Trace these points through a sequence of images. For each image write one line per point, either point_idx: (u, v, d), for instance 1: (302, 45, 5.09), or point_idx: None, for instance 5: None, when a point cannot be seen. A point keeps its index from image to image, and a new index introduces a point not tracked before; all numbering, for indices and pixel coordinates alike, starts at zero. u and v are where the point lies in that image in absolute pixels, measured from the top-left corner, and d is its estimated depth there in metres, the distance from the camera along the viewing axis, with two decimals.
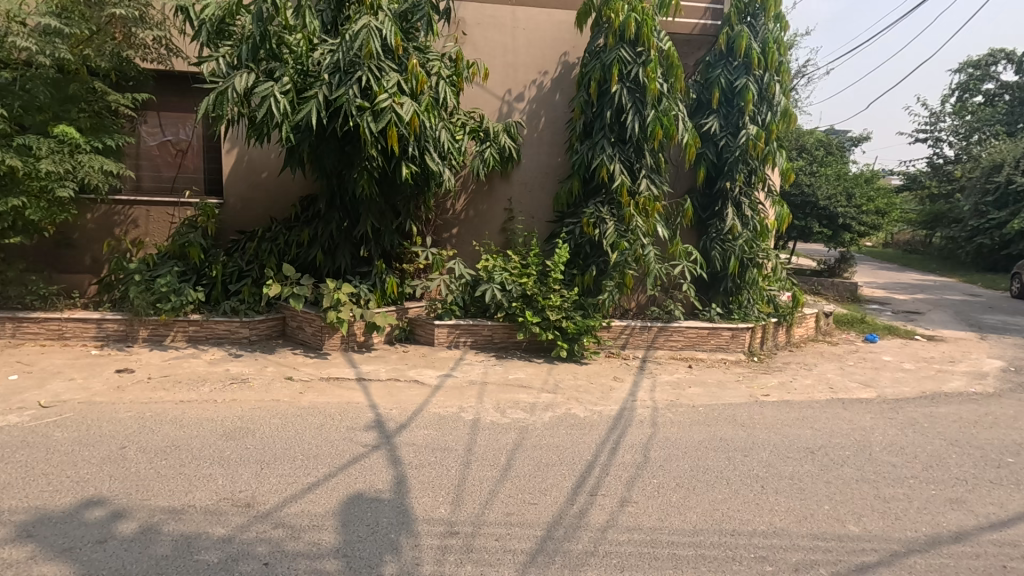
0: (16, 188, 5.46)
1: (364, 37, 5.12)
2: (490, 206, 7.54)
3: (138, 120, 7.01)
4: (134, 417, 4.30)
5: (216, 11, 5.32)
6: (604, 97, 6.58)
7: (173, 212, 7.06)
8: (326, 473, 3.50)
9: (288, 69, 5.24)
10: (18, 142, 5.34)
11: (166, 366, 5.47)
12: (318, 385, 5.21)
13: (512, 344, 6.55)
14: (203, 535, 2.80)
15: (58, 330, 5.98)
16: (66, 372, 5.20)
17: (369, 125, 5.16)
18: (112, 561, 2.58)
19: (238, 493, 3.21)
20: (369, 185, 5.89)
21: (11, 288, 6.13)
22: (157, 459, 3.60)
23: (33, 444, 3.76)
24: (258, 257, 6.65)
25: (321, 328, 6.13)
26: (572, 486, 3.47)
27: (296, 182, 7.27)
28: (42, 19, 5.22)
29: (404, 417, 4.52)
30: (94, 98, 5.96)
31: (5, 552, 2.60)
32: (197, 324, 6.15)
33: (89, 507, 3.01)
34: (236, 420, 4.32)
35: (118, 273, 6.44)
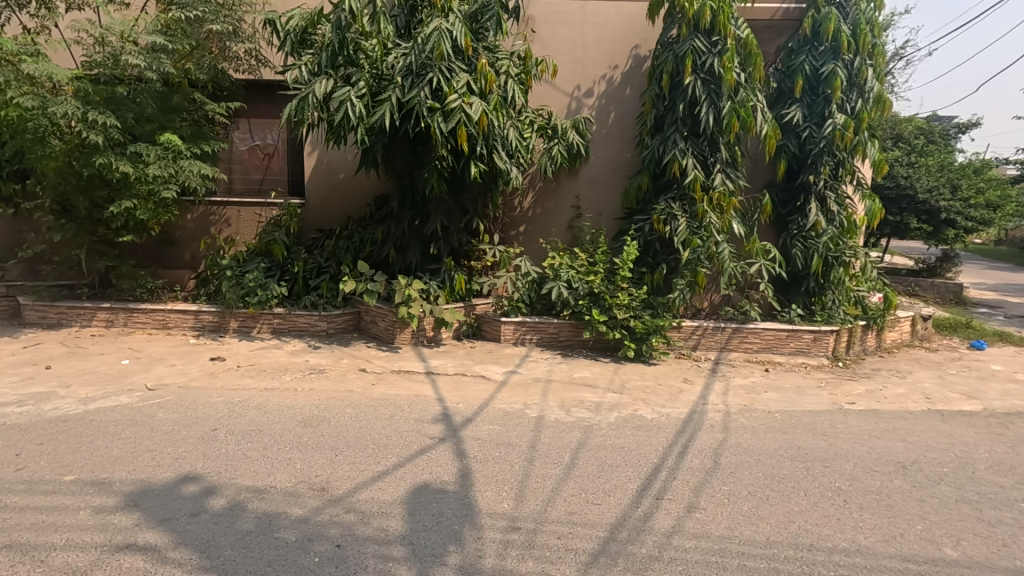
0: (129, 193, 6.10)
1: (435, 40, 5.24)
2: (558, 203, 7.52)
3: (231, 127, 7.59)
4: (225, 401, 4.66)
5: (300, 23, 5.63)
6: (676, 90, 6.36)
7: (260, 212, 7.58)
8: (395, 462, 3.64)
9: (364, 74, 5.46)
10: (130, 150, 5.89)
11: (253, 355, 5.88)
12: (389, 378, 5.42)
13: (578, 343, 6.51)
14: (282, 515, 2.99)
15: (163, 320, 6.58)
16: (168, 359, 5.71)
17: (439, 126, 5.28)
18: (204, 533, 2.81)
19: (313, 478, 3.40)
20: (439, 184, 6.04)
21: (125, 281, 6.82)
22: (243, 441, 3.88)
23: (140, 422, 4.16)
24: (336, 254, 7.00)
25: (393, 323, 6.35)
26: (637, 489, 3.39)
27: (371, 182, 7.57)
28: (151, 37, 5.71)
29: (470, 412, 4.61)
30: (194, 108, 6.52)
31: (116, 518, 2.90)
32: (281, 317, 6.56)
33: (186, 482, 3.30)
34: (314, 408, 4.57)
35: (213, 269, 7.00)
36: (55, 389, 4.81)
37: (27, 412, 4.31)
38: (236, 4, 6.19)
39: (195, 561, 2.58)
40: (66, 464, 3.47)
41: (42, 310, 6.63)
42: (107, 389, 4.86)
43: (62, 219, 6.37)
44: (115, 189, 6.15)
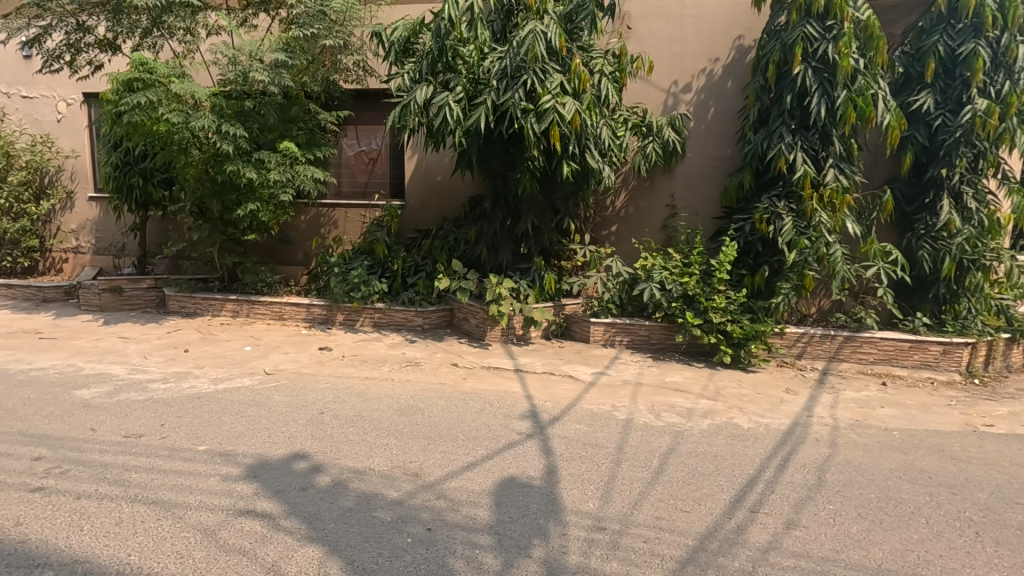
0: (253, 197, 6.78)
1: (530, 42, 5.29)
2: (651, 202, 7.34)
3: (341, 134, 8.17)
4: (331, 388, 5.05)
5: (403, 33, 5.95)
6: (784, 80, 5.97)
7: (364, 213, 8.12)
8: (483, 454, 3.75)
9: (462, 78, 5.65)
10: (255, 158, 6.56)
11: (356, 346, 6.31)
12: (479, 373, 5.59)
13: (670, 346, 6.32)
14: (379, 495, 3.19)
15: (279, 312, 7.23)
16: (283, 347, 6.28)
17: (533, 126, 5.36)
18: (311, 505, 3.07)
19: (408, 463, 3.59)
20: (531, 184, 6.12)
21: (249, 276, 7.60)
22: (347, 425, 4.18)
23: (259, 403, 4.62)
24: (432, 253, 7.32)
25: (484, 320, 6.53)
26: (731, 500, 3.24)
27: (467, 184, 7.83)
28: (274, 55, 6.26)
29: (557, 410, 4.64)
30: (309, 118, 7.13)
31: (239, 486, 3.24)
32: (381, 312, 6.96)
33: (296, 459, 3.61)
34: (410, 398, 4.82)
35: (323, 266, 7.59)
36: (191, 370, 5.46)
37: (170, 388, 4.93)
38: (347, 19, 6.65)
39: (303, 530, 2.82)
40: (199, 435, 3.93)
41: (182, 300, 7.55)
42: (233, 372, 5.44)
43: (200, 220, 7.24)
44: (241, 193, 6.87)
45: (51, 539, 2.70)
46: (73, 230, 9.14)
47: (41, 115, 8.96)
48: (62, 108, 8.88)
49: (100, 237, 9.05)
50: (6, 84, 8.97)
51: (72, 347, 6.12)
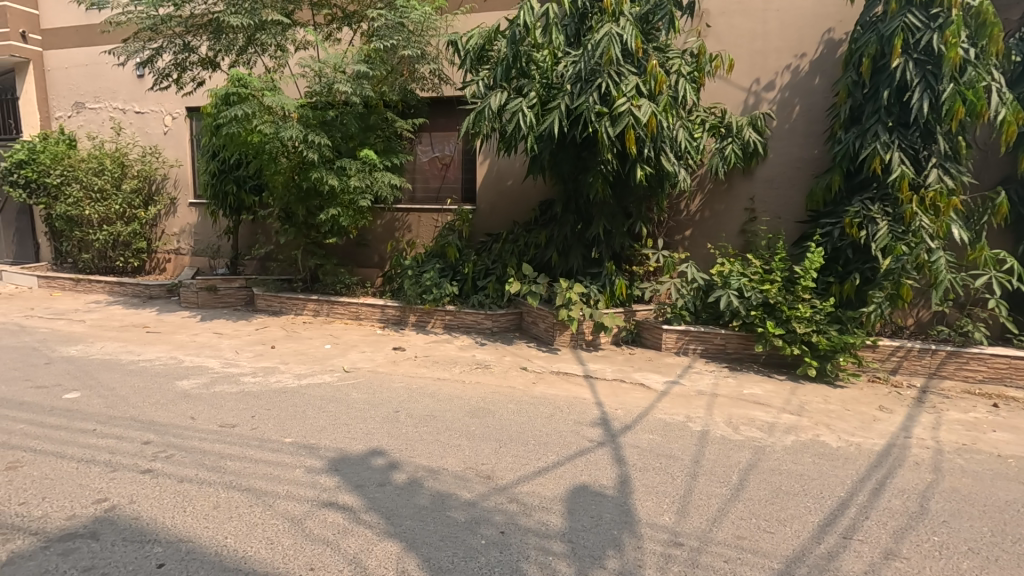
0: (335, 203, 7.14)
1: (605, 45, 5.22)
2: (729, 206, 7.05)
3: (416, 141, 8.43)
4: (405, 387, 5.20)
5: (479, 41, 6.05)
6: (881, 75, 5.58)
7: (437, 217, 8.33)
8: (555, 460, 3.73)
9: (535, 84, 5.68)
10: (337, 165, 6.90)
11: (428, 347, 6.48)
12: (549, 378, 5.57)
13: (748, 356, 6.04)
14: (453, 496, 3.24)
15: (356, 312, 7.54)
16: (360, 346, 6.54)
17: (607, 130, 5.30)
18: (389, 501, 3.17)
19: (479, 465, 3.63)
20: (603, 188, 6.06)
21: (329, 277, 7.99)
22: (421, 424, 4.30)
23: (339, 399, 4.83)
24: (503, 257, 7.38)
25: (553, 324, 6.51)
26: (820, 524, 3.04)
27: (537, 188, 7.85)
28: (357, 66, 6.51)
29: (629, 418, 4.54)
30: (387, 126, 7.41)
31: (322, 478, 3.40)
32: (451, 314, 7.10)
33: (375, 455, 3.75)
34: (480, 400, 4.88)
35: (397, 268, 7.86)
36: (277, 365, 5.80)
37: (259, 382, 5.25)
38: (424, 30, 6.85)
39: (381, 526, 2.92)
40: (285, 428, 4.16)
41: (269, 299, 8.05)
42: (315, 368, 5.73)
43: (286, 224, 7.69)
44: (324, 199, 7.24)
45: (158, 518, 2.94)
46: (176, 233, 9.98)
47: (150, 129, 9.85)
48: (169, 122, 9.72)
49: (198, 240, 9.82)
50: (122, 101, 9.93)
51: (174, 340, 6.67)
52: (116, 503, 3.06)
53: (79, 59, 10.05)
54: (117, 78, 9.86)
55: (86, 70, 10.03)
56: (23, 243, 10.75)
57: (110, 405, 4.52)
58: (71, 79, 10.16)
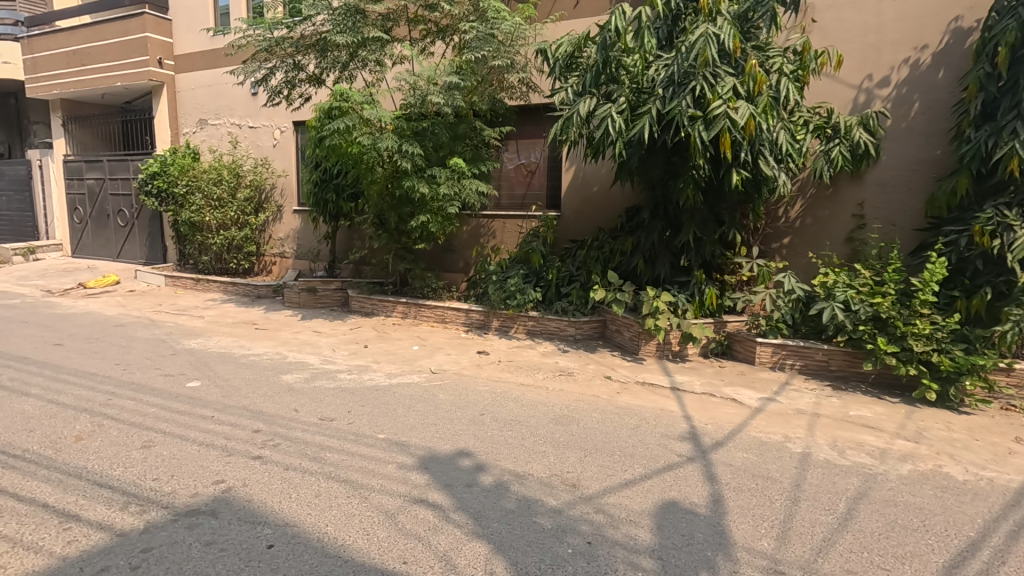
0: (425, 209, 7.42)
1: (700, 46, 5.03)
2: (834, 212, 6.58)
3: (503, 149, 8.57)
4: (489, 391, 5.28)
5: (568, 48, 6.05)
6: (1021, 65, 5.00)
7: (521, 224, 8.41)
8: (642, 473, 3.63)
9: (625, 89, 5.59)
10: (428, 174, 7.17)
11: (511, 352, 6.55)
12: (634, 388, 5.44)
13: (854, 375, 5.57)
14: (539, 502, 3.25)
15: (442, 315, 7.77)
16: (447, 348, 6.73)
17: (701, 134, 5.11)
18: (477, 502, 3.23)
19: (565, 473, 3.61)
20: (695, 195, 5.85)
21: (418, 281, 8.28)
22: (505, 429, 4.34)
23: (426, 399, 5.00)
24: (587, 264, 7.33)
25: (638, 333, 6.36)
26: (945, 565, 2.74)
27: (623, 194, 7.74)
28: (449, 78, 6.72)
29: (720, 435, 4.33)
30: (476, 134, 7.61)
31: (414, 475, 3.53)
32: (534, 320, 7.13)
33: (462, 456, 3.83)
34: (564, 408, 4.85)
35: (482, 273, 8.01)
36: (370, 364, 6.10)
37: (354, 379, 5.55)
38: (514, 40, 6.97)
39: (470, 526, 2.98)
40: (377, 424, 4.36)
41: (362, 301, 8.48)
42: (404, 368, 5.96)
43: (379, 230, 8.10)
44: (415, 206, 7.55)
45: (268, 501, 3.18)
46: (281, 238, 10.79)
47: (262, 142, 10.73)
48: (278, 135, 10.54)
49: (301, 244, 10.57)
50: (239, 117, 10.90)
51: (279, 337, 7.19)
52: (232, 485, 3.34)
53: (204, 80, 11.16)
54: (235, 96, 10.84)
55: (209, 89, 11.12)
56: (154, 246, 12.07)
57: (225, 395, 4.95)
58: (197, 98, 11.30)
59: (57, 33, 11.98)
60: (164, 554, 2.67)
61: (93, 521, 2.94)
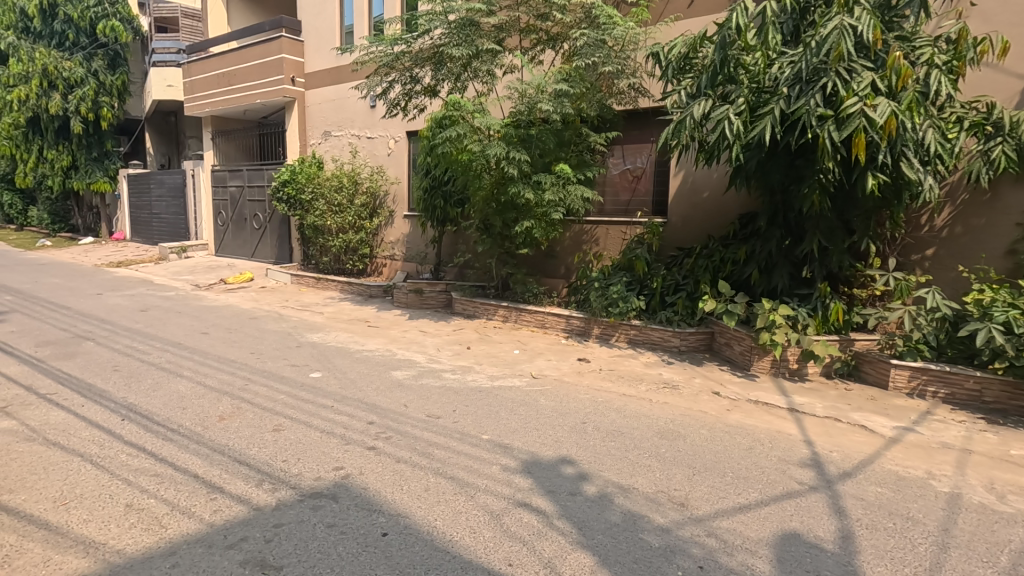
0: (529, 215, 7.52)
1: (834, 40, 4.63)
2: (992, 220, 5.77)
3: (608, 154, 8.47)
4: (590, 399, 5.21)
5: (682, 49, 5.84)
6: None
7: (625, 230, 8.24)
8: (758, 499, 3.39)
9: (744, 89, 5.28)
10: (533, 179, 7.26)
11: (612, 361, 6.42)
12: (746, 406, 5.11)
13: (1014, 409, 4.84)
14: (646, 518, 3.13)
15: (542, 321, 7.79)
16: (547, 354, 6.75)
17: (831, 135, 4.70)
18: (582, 512, 3.18)
19: (673, 490, 3.46)
20: (821, 201, 5.39)
21: (519, 286, 8.40)
22: (608, 439, 4.25)
23: (528, 403, 5.04)
24: (695, 273, 7.03)
25: (750, 348, 5.96)
26: None
27: (737, 200, 7.34)
28: (558, 84, 6.75)
29: (848, 464, 3.94)
30: (581, 141, 7.61)
31: (517, 479, 3.56)
32: (636, 329, 6.94)
33: (564, 464, 3.80)
34: (670, 422, 4.66)
35: (583, 280, 7.95)
36: (473, 365, 6.27)
37: (458, 379, 5.74)
38: (625, 45, 6.87)
39: (574, 535, 2.94)
40: (481, 425, 4.46)
41: (465, 303, 8.74)
42: (505, 371, 6.05)
43: (484, 235, 8.31)
44: (519, 212, 7.67)
45: (382, 491, 3.35)
46: (392, 241, 11.44)
47: (378, 151, 11.46)
48: (392, 145, 11.20)
49: (409, 248, 11.14)
50: (358, 128, 11.71)
51: (389, 335, 7.60)
52: (350, 472, 3.56)
53: (329, 95, 12.11)
54: (356, 109, 11.67)
55: (333, 103, 12.05)
56: (282, 247, 13.29)
57: (343, 387, 5.32)
58: (322, 112, 12.29)
59: (211, 57, 13.61)
60: (292, 531, 2.90)
61: (234, 494, 3.27)
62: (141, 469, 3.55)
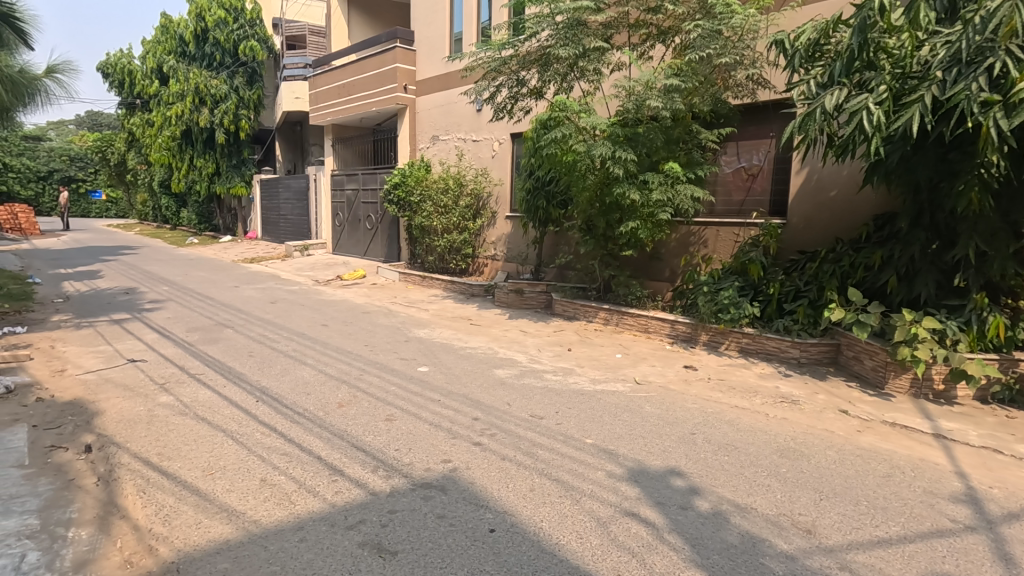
0: (634, 216, 7.30)
1: (1005, 14, 4.02)
2: None
3: (721, 151, 8.03)
4: (700, 409, 4.94)
5: (812, 35, 5.39)
6: None
7: (738, 232, 7.76)
8: (900, 533, 3.01)
9: (886, 75, 4.75)
10: (640, 179, 7.05)
11: (722, 370, 6.06)
12: (880, 428, 4.59)
13: None
14: (767, 542, 2.90)
15: (645, 325, 7.54)
16: (651, 359, 6.52)
17: (997, 123, 4.09)
18: (695, 529, 3.01)
19: (797, 515, 3.17)
20: (982, 199, 4.72)
21: (621, 288, 8.19)
22: (721, 453, 4.00)
23: (633, 409, 4.88)
24: (819, 278, 6.46)
25: (885, 364, 5.36)
26: None
27: (872, 200, 6.65)
28: (669, 80, 6.50)
29: (1014, 504, 3.40)
30: (691, 138, 7.29)
31: (624, 487, 3.45)
32: (749, 337, 6.49)
33: (674, 476, 3.63)
34: (790, 440, 4.30)
35: (690, 284, 7.59)
36: (575, 367, 6.20)
37: (560, 381, 5.70)
38: (744, 34, 6.46)
39: (688, 552, 2.79)
40: (585, 429, 4.38)
41: (565, 304, 8.68)
42: (608, 375, 5.92)
43: (586, 235, 8.18)
44: (624, 213, 7.47)
45: (488, 487, 3.40)
46: (493, 241, 11.65)
47: (483, 153, 11.72)
48: (497, 147, 11.41)
49: (511, 248, 11.30)
50: (464, 132, 12.07)
51: (491, 334, 7.73)
52: (457, 466, 3.65)
53: (438, 100, 12.60)
54: (463, 113, 12.03)
55: (441, 108, 12.52)
56: (391, 246, 14.05)
57: (448, 381, 5.48)
58: (431, 117, 12.80)
59: (333, 70, 14.70)
60: (405, 518, 3.01)
61: (353, 477, 3.47)
62: (273, 448, 3.89)
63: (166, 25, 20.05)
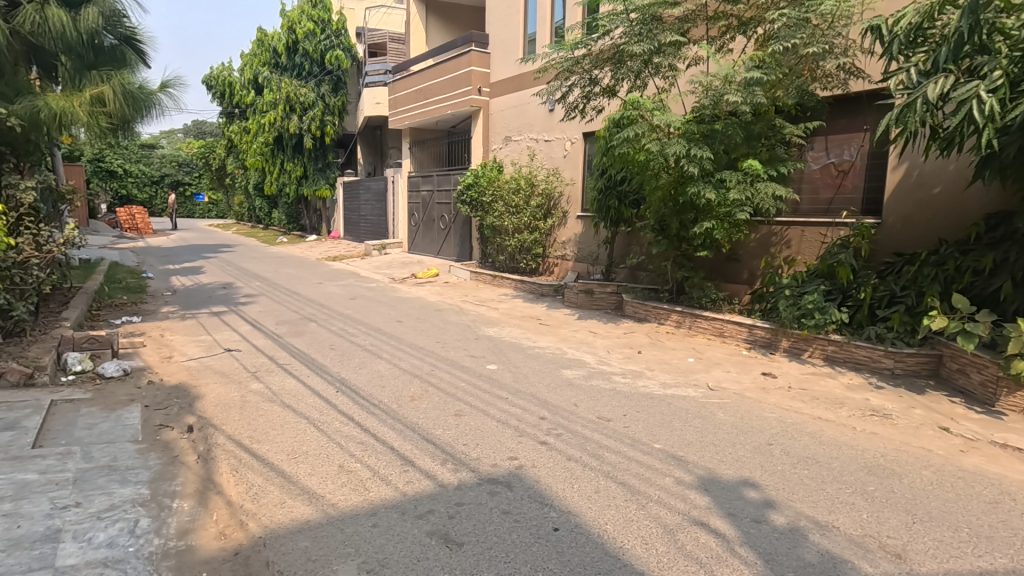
0: (710, 215, 7.05)
1: None
2: None
3: (807, 146, 7.57)
4: (777, 419, 4.70)
5: (913, 19, 4.96)
6: None
7: (826, 232, 7.28)
8: (1007, 567, 2.73)
9: (1003, 59, 4.29)
10: (716, 177, 6.79)
11: (805, 379, 5.71)
12: (987, 449, 4.16)
13: None
14: (849, 563, 2.72)
15: (720, 329, 7.25)
16: (725, 365, 6.27)
17: None
18: (769, 544, 2.87)
19: (884, 537, 2.95)
20: None
21: (695, 290, 7.92)
22: (800, 466, 3.80)
23: (704, 416, 4.73)
24: (918, 283, 5.95)
25: (995, 378, 4.85)
26: None
27: (983, 197, 6.03)
28: (749, 73, 6.18)
29: None
30: (774, 133, 6.93)
31: (693, 495, 3.35)
32: (836, 345, 6.09)
33: (747, 487, 3.48)
34: (879, 457, 4.00)
35: (770, 287, 7.22)
36: (644, 371, 6.08)
37: (629, 383, 5.61)
38: (835, 21, 6.05)
39: (760, 567, 2.68)
40: (653, 434, 4.29)
41: (636, 306, 8.52)
42: (679, 380, 5.75)
43: (659, 235, 7.97)
44: (699, 212, 7.23)
45: (553, 486, 3.41)
46: (564, 241, 11.60)
47: (554, 153, 11.71)
48: (568, 147, 11.37)
49: (581, 248, 11.22)
50: (537, 132, 12.11)
51: (560, 334, 7.73)
52: (523, 464, 3.69)
53: (510, 101, 12.72)
54: (535, 114, 12.09)
55: (514, 109, 12.63)
56: (463, 245, 14.37)
57: (516, 380, 5.55)
58: (504, 117, 12.95)
59: (411, 75, 15.25)
60: (472, 512, 3.09)
61: (423, 469, 3.60)
62: (351, 436, 4.11)
63: (262, 39, 21.57)
